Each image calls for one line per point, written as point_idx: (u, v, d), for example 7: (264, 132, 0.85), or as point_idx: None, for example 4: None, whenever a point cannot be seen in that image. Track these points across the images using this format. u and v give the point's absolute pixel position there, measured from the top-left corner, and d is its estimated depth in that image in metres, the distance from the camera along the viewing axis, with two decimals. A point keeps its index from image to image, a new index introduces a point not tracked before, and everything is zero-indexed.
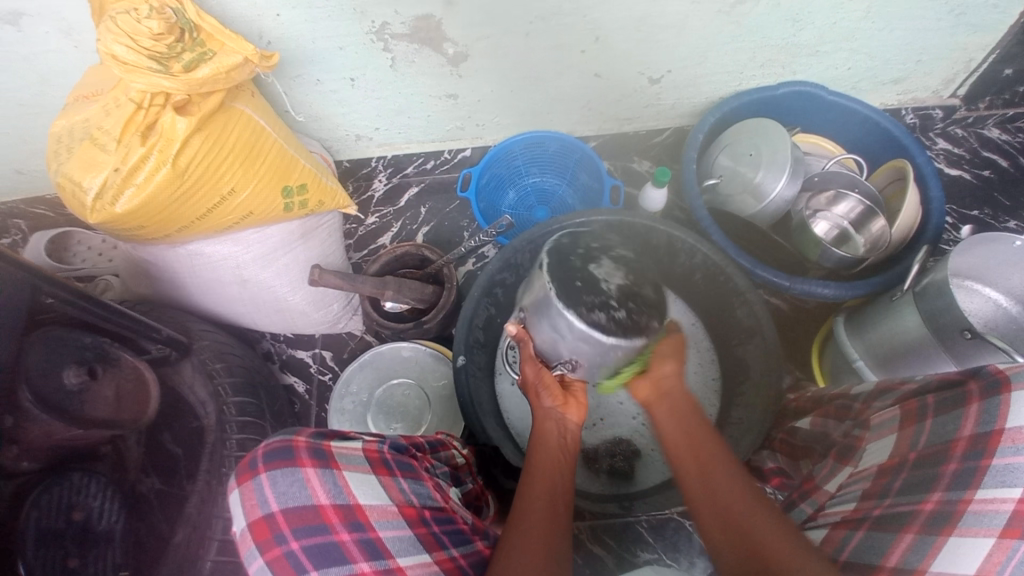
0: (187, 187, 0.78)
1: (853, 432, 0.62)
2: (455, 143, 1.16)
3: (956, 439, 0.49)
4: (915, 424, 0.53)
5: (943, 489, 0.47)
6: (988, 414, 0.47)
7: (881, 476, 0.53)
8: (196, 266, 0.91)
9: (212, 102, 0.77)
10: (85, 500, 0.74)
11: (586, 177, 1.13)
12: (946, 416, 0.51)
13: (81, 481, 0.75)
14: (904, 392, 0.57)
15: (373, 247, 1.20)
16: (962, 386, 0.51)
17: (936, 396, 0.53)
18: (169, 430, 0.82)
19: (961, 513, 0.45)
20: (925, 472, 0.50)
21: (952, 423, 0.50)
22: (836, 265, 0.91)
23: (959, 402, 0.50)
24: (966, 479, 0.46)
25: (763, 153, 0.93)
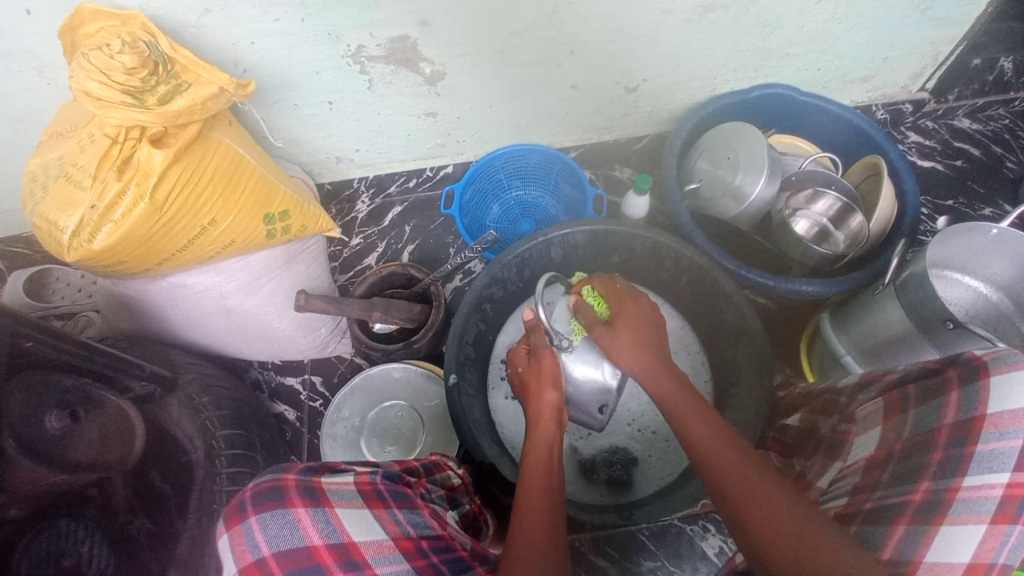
0: (165, 221, 0.77)
1: (840, 427, 0.63)
2: (436, 160, 1.16)
3: (940, 427, 0.49)
4: (899, 415, 0.54)
5: (932, 478, 0.47)
6: (968, 401, 0.48)
7: (870, 470, 0.54)
8: (179, 299, 0.90)
9: (189, 133, 0.76)
10: (73, 547, 0.71)
11: (569, 188, 1.14)
12: (929, 406, 0.51)
13: (68, 527, 0.71)
14: (887, 383, 0.59)
15: (359, 268, 1.19)
16: (944, 375, 0.52)
17: (918, 386, 0.54)
18: (157, 468, 0.79)
19: (951, 500, 0.45)
20: (913, 463, 0.49)
21: (934, 413, 0.50)
22: (819, 262, 0.92)
23: (940, 391, 0.51)
24: (954, 466, 0.46)
25: (741, 156, 0.94)
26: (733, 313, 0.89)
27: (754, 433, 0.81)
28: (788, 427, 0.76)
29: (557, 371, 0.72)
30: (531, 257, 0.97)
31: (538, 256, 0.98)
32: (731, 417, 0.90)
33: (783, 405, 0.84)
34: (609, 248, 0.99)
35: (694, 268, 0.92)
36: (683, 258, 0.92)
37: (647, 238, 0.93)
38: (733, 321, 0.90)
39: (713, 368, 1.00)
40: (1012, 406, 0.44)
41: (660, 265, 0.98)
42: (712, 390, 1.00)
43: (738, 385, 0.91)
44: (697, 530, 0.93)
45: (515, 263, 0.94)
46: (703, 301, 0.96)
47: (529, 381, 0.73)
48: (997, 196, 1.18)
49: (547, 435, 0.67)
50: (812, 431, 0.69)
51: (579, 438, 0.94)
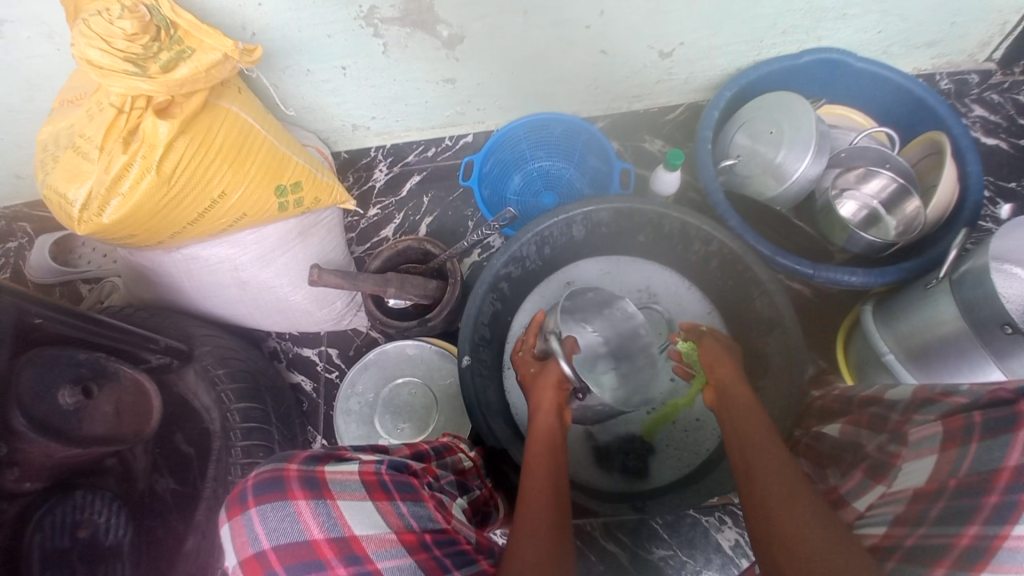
0: (174, 194, 0.75)
1: (888, 447, 0.57)
2: (456, 130, 1.11)
3: (1000, 469, 0.44)
4: (959, 447, 0.48)
5: (981, 523, 0.43)
6: None
7: (916, 501, 0.48)
8: (194, 271, 0.89)
9: (195, 103, 0.74)
10: (90, 517, 0.71)
11: (595, 160, 1.09)
12: (994, 441, 0.45)
13: (86, 498, 0.72)
14: (950, 408, 0.52)
15: (375, 240, 1.15)
16: (1014, 406, 0.46)
17: (985, 416, 0.48)
18: (181, 431, 0.81)
19: (996, 549, 0.41)
20: (962, 502, 0.45)
21: (998, 451, 0.45)
22: (864, 251, 0.85)
23: (1010, 425, 0.45)
24: (1007, 514, 0.42)
25: (785, 130, 0.86)
26: (764, 302, 0.85)
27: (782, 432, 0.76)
28: (820, 434, 0.71)
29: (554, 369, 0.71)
30: (552, 234, 0.93)
31: (559, 233, 0.94)
32: None
33: (815, 405, 0.79)
34: (635, 227, 0.94)
35: (725, 252, 0.87)
36: (713, 241, 0.87)
37: (675, 218, 0.88)
38: (764, 310, 0.85)
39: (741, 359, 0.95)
40: None
41: (688, 247, 0.93)
42: None
43: (766, 379, 0.86)
44: (713, 521, 0.91)
45: (534, 241, 0.91)
46: (733, 288, 0.90)
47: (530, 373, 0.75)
48: None
49: (545, 421, 0.68)
50: (850, 442, 0.64)
51: (596, 424, 0.92)
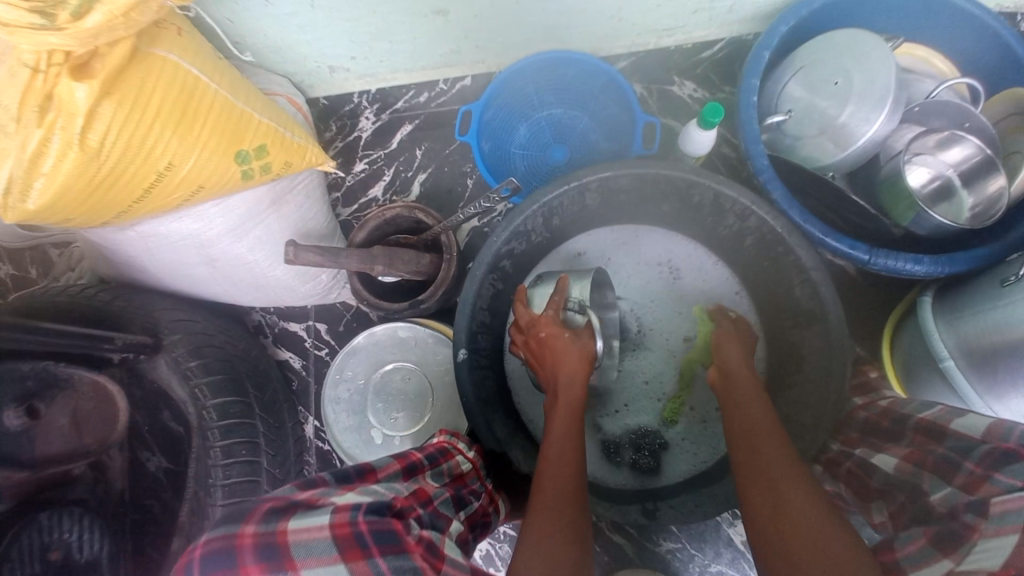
0: (109, 170, 0.63)
1: (964, 516, 0.50)
2: (451, 70, 0.95)
3: None
4: None
5: None
6: None
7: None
8: (153, 248, 0.79)
9: (117, 56, 0.60)
10: (63, 535, 0.76)
11: (613, 107, 0.93)
12: None
13: (52, 519, 0.76)
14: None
15: (363, 201, 1.03)
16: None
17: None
18: (165, 412, 0.79)
19: None
20: None
21: None
22: (930, 233, 0.72)
23: None
24: None
25: (855, 80, 0.70)
26: (805, 292, 0.73)
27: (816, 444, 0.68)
28: (868, 463, 0.65)
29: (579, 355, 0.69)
30: (562, 204, 0.80)
31: (570, 204, 0.81)
32: (783, 412, 0.77)
33: (860, 418, 0.73)
34: (659, 196, 0.81)
35: (765, 231, 0.74)
36: (751, 217, 0.74)
37: (708, 188, 0.74)
38: (805, 301, 0.74)
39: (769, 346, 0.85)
40: None
41: (719, 221, 0.80)
42: (765, 371, 0.85)
43: (798, 377, 0.76)
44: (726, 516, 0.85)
45: (540, 213, 0.78)
46: (769, 272, 0.79)
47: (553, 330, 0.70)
48: None
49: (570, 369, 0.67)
50: (906, 482, 0.59)
51: (604, 414, 0.85)
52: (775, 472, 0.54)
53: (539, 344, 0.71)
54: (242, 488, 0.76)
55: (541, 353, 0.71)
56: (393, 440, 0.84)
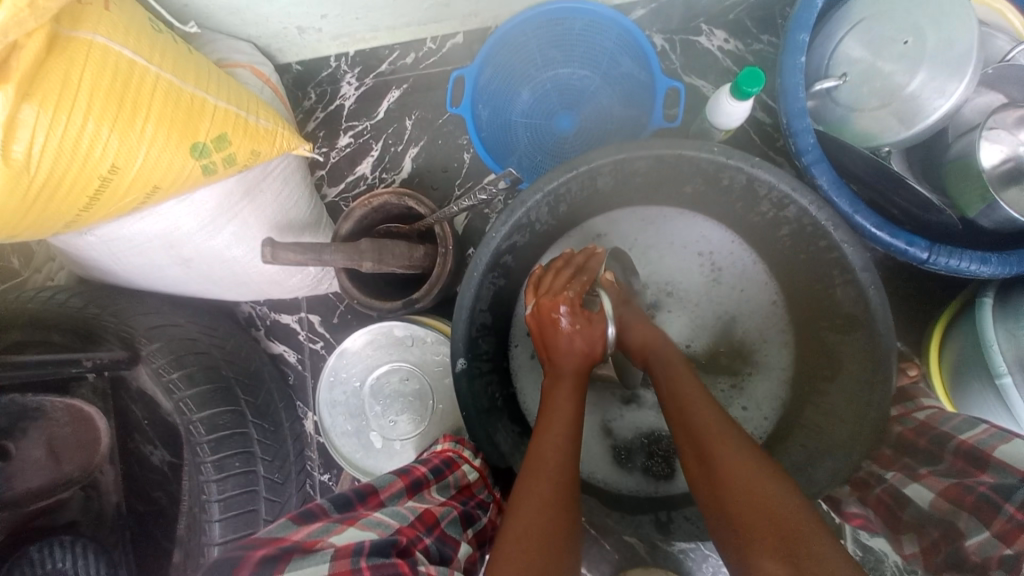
0: (45, 181, 0.55)
1: None
2: (441, 26, 0.82)
3: None
4: None
5: None
6: None
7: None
8: (118, 252, 0.72)
9: (33, 49, 0.51)
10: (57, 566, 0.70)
11: (629, 64, 0.79)
12: None
13: (40, 554, 0.69)
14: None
15: (351, 179, 0.92)
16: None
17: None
18: (140, 432, 0.75)
19: None
20: None
21: None
22: (998, 228, 0.61)
23: None
24: None
25: (929, 39, 0.58)
26: (847, 294, 0.64)
27: (847, 465, 0.62)
28: (900, 492, 0.57)
29: (593, 339, 0.64)
30: (569, 192, 0.69)
31: (578, 189, 0.70)
32: (811, 420, 0.70)
33: (893, 432, 0.64)
34: (679, 177, 0.69)
35: (804, 222, 0.63)
36: (788, 207, 0.63)
37: (738, 171, 0.63)
38: (844, 302, 0.65)
39: (799, 343, 0.77)
40: None
41: (749, 209, 0.70)
42: (793, 369, 0.77)
43: (831, 384, 0.69)
44: None
45: (545, 202, 0.67)
46: (804, 265, 0.69)
47: (569, 302, 0.64)
48: None
49: (582, 343, 0.64)
50: (941, 519, 0.52)
51: (614, 418, 0.81)
52: (724, 453, 0.51)
53: (548, 322, 0.65)
54: (240, 500, 0.74)
55: (553, 329, 0.64)
56: (394, 444, 0.80)
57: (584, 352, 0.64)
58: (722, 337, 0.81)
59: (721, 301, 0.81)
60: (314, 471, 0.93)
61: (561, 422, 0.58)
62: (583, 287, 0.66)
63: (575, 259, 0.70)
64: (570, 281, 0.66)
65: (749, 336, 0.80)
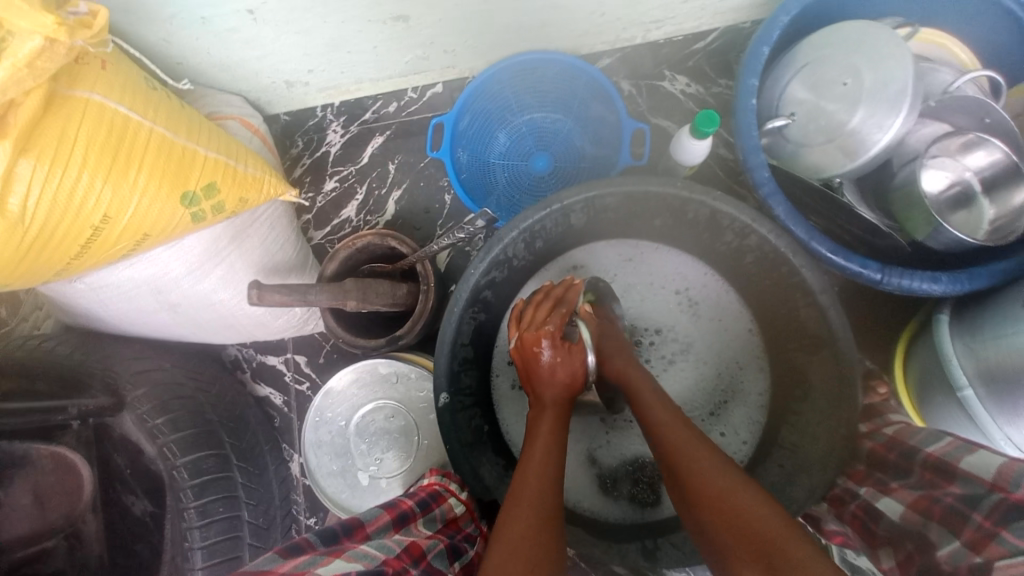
0: (40, 233, 0.57)
1: None
2: (420, 79, 0.87)
3: None
4: None
5: None
6: None
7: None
8: (105, 298, 0.73)
9: (29, 107, 0.53)
10: None
11: (599, 109, 0.85)
12: None
13: None
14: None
15: (336, 222, 0.96)
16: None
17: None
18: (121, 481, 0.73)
19: None
20: None
21: None
22: (946, 249, 0.65)
23: None
24: None
25: (866, 81, 0.63)
26: (812, 317, 0.67)
27: (824, 482, 0.64)
28: (875, 507, 0.59)
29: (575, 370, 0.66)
30: (544, 228, 0.73)
31: (553, 225, 0.73)
32: (788, 440, 0.72)
33: (866, 448, 0.66)
34: (649, 212, 0.73)
35: (767, 250, 0.67)
36: (751, 236, 0.67)
37: (705, 206, 0.67)
38: (811, 326, 0.68)
39: (772, 367, 0.79)
40: None
41: (717, 238, 0.73)
42: (768, 393, 0.80)
43: (805, 404, 0.71)
44: None
45: (521, 239, 0.71)
46: (772, 292, 0.72)
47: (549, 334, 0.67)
48: None
49: (566, 370, 0.65)
50: (914, 532, 0.53)
51: (599, 446, 0.82)
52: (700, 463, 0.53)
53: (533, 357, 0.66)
54: (223, 547, 0.73)
55: (536, 363, 0.66)
56: (380, 481, 0.81)
57: (568, 378, 0.65)
58: (700, 365, 0.83)
59: (698, 330, 0.84)
60: (300, 514, 0.92)
61: (545, 442, 0.60)
62: (562, 319, 0.68)
63: (555, 292, 0.72)
64: (551, 314, 0.69)
65: (726, 363, 0.82)
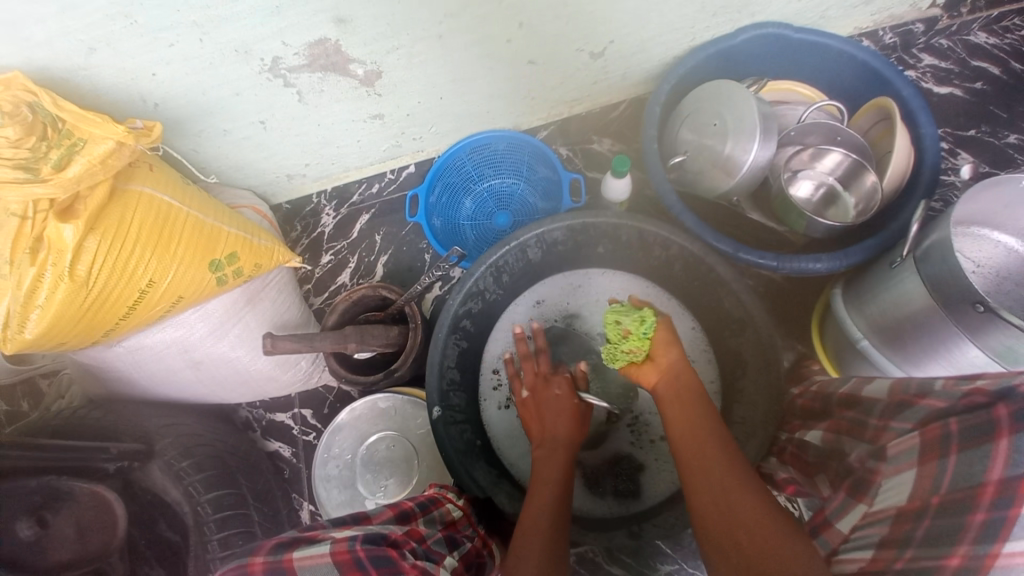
0: (97, 295, 0.71)
1: (867, 462, 0.57)
2: (396, 162, 1.08)
3: (984, 484, 0.45)
4: (937, 459, 0.49)
5: (970, 543, 0.44)
6: (1021, 455, 0.43)
7: (900, 521, 0.49)
8: (141, 360, 0.85)
9: (99, 195, 0.70)
10: None
11: (544, 169, 1.04)
12: (973, 453, 0.46)
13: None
14: (926, 413, 0.53)
15: (333, 288, 1.11)
16: (990, 412, 0.47)
17: (960, 424, 0.49)
18: (162, 523, 0.78)
19: (989, 568, 0.42)
20: (949, 522, 0.45)
21: (980, 464, 0.45)
22: (825, 234, 0.82)
23: (987, 436, 0.46)
24: (995, 532, 0.43)
25: (729, 123, 0.83)
26: (732, 303, 0.81)
27: (765, 437, 0.75)
28: (805, 442, 0.70)
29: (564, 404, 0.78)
30: (507, 263, 0.88)
31: (514, 260, 0.89)
32: (739, 414, 0.83)
33: (798, 406, 0.78)
34: (591, 241, 0.90)
35: (686, 256, 0.83)
36: (672, 246, 0.83)
37: (632, 228, 0.84)
38: (733, 311, 0.82)
39: (718, 358, 0.92)
40: None
41: (648, 254, 0.89)
42: (720, 382, 0.91)
43: (745, 379, 0.83)
44: None
45: (490, 272, 0.86)
46: (699, 289, 0.87)
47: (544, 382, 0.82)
48: None
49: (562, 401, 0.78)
50: (833, 450, 0.64)
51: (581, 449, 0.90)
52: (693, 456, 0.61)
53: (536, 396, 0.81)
54: None
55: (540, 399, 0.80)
56: None
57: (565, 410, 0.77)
58: None
59: None
60: None
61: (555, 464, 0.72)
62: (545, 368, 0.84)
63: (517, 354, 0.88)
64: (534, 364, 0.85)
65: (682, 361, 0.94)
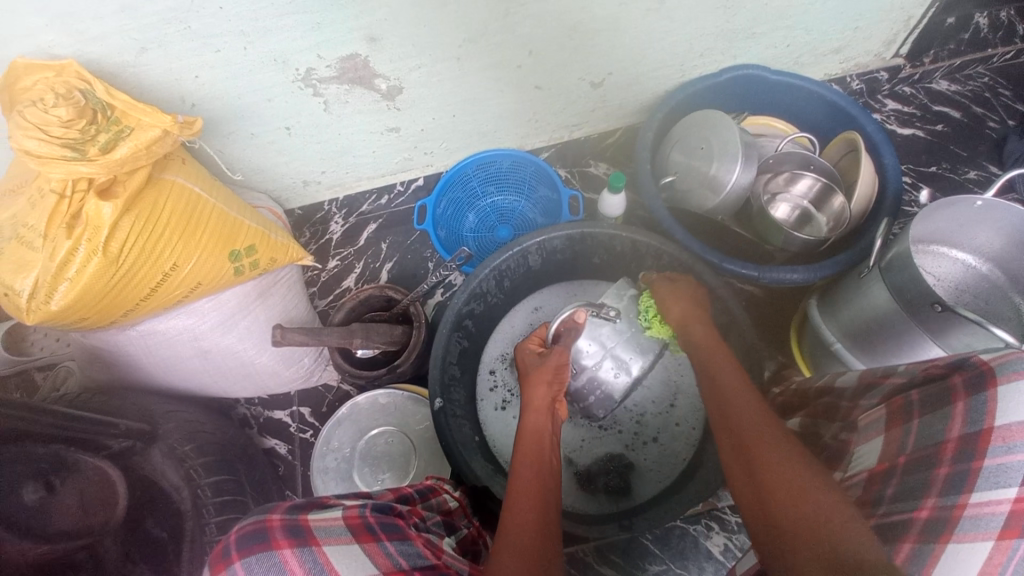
0: (123, 274, 0.75)
1: (841, 435, 0.64)
2: (407, 174, 1.15)
3: (946, 441, 0.49)
4: (903, 424, 0.55)
5: (937, 495, 0.48)
6: (974, 413, 0.48)
7: (872, 483, 0.55)
8: (152, 346, 0.88)
9: (137, 179, 0.75)
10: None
11: (545, 188, 1.12)
12: (934, 416, 0.52)
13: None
14: (890, 389, 0.59)
15: (338, 291, 1.16)
16: (948, 380, 0.53)
17: (921, 393, 0.55)
18: (152, 516, 0.78)
19: (957, 519, 0.46)
20: (916, 477, 0.50)
21: (942, 424, 0.51)
22: (801, 248, 0.90)
23: (946, 401, 0.51)
24: (960, 482, 0.46)
25: (713, 145, 0.92)
26: (717, 309, 0.87)
27: None
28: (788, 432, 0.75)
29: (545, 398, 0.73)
30: (509, 267, 0.94)
31: (515, 265, 0.95)
32: None
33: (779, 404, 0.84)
34: (588, 251, 0.97)
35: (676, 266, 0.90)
36: (663, 256, 0.90)
37: (627, 238, 0.91)
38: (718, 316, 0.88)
39: None
40: (1015, 419, 0.45)
41: (641, 264, 0.96)
42: None
43: None
44: (701, 530, 0.95)
45: (493, 275, 0.91)
46: None
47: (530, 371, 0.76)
48: (980, 156, 1.17)
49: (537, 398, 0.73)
50: (813, 435, 0.69)
51: (573, 448, 0.94)
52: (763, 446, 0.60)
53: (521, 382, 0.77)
54: None
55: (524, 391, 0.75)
56: None
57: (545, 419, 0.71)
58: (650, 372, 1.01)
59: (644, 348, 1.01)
60: None
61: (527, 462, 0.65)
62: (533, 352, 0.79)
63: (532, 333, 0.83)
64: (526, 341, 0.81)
65: None
